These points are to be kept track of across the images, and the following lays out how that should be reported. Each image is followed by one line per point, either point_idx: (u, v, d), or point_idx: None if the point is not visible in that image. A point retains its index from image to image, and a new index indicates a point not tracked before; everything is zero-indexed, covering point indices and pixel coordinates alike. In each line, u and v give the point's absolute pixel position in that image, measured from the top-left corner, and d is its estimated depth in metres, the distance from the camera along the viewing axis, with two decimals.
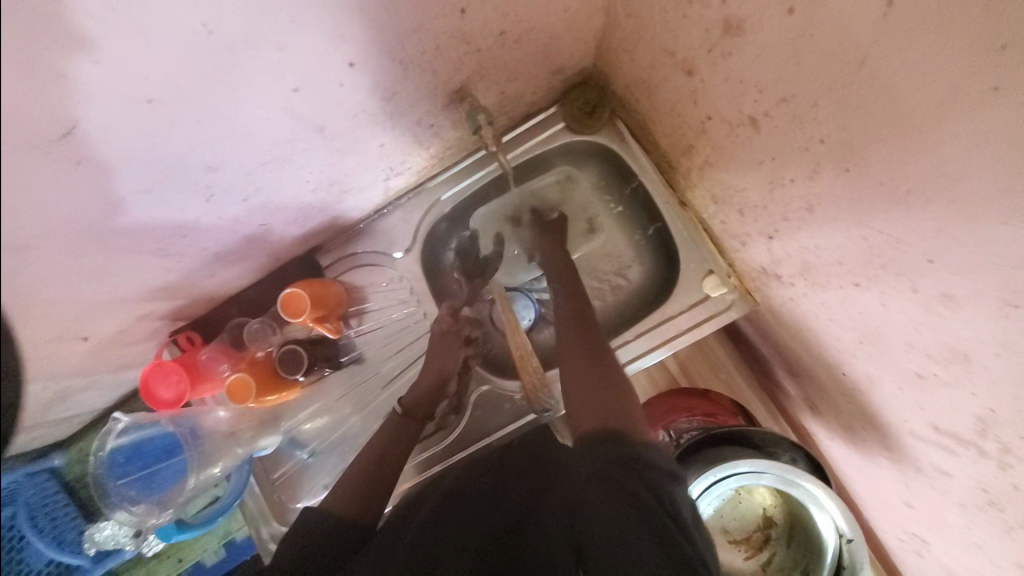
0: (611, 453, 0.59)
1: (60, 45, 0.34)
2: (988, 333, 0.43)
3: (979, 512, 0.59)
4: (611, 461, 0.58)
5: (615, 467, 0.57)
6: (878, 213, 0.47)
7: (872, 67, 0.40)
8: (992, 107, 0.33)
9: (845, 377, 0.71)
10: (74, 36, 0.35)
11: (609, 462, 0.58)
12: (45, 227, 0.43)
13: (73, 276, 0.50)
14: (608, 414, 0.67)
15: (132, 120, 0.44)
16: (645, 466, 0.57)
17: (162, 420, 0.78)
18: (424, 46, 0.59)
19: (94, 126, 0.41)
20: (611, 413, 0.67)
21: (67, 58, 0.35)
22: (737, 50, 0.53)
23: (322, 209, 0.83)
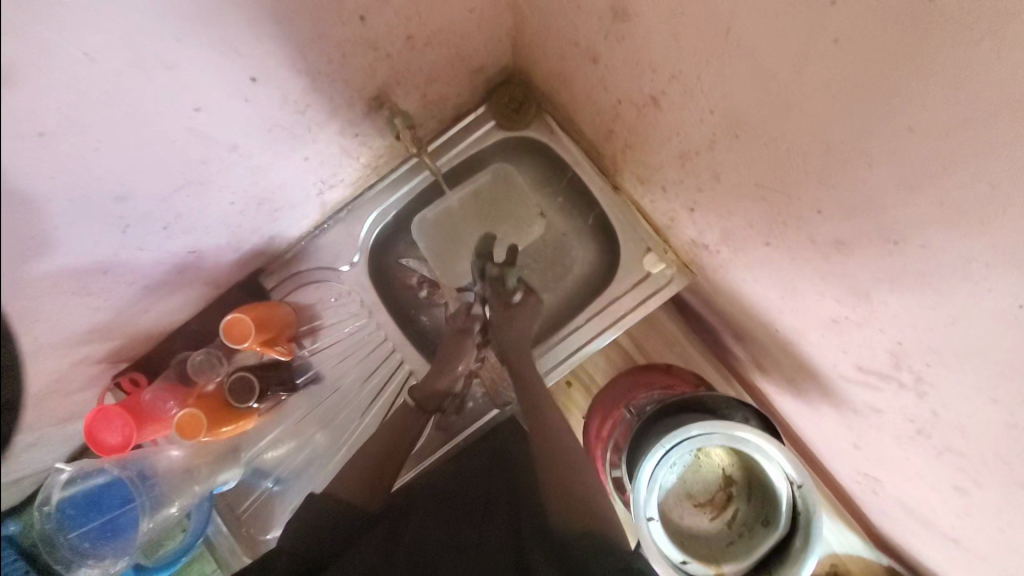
0: (608, 552, 0.54)
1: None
2: (881, 273, 0.47)
3: (911, 442, 0.63)
4: (608, 565, 0.53)
5: (610, 571, 0.52)
6: (771, 171, 0.51)
7: (739, 34, 0.42)
8: (840, 51, 0.36)
9: (778, 333, 0.74)
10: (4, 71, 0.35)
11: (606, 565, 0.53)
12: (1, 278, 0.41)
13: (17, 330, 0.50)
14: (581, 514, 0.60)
15: (27, 159, 0.41)
16: (636, 570, 0.53)
17: (108, 465, 0.76)
18: (328, 55, 0.59)
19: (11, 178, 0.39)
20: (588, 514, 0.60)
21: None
22: (627, 34, 0.56)
23: (255, 231, 0.82)
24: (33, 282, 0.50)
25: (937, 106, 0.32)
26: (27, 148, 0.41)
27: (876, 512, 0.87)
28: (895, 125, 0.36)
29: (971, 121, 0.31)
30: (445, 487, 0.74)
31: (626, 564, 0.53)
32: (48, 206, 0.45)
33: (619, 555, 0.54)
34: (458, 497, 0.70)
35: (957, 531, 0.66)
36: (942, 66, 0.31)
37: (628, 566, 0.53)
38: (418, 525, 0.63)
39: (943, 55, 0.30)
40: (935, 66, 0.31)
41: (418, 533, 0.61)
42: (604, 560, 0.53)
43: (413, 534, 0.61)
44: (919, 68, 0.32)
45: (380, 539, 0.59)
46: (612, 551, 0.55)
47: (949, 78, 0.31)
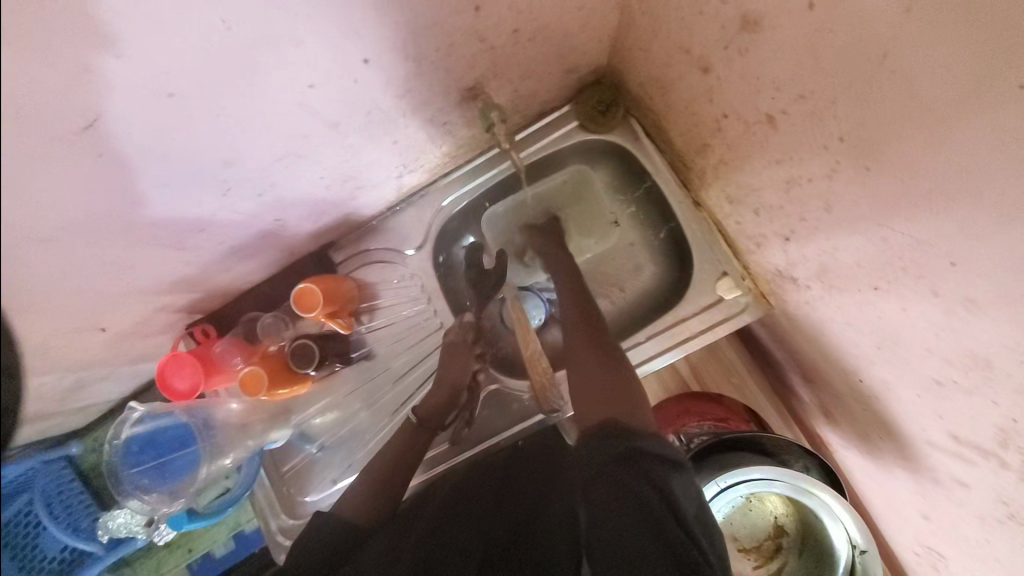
0: (611, 441, 0.61)
1: (87, 40, 0.35)
2: (1010, 340, 0.42)
3: (999, 527, 0.57)
4: (612, 453, 0.60)
5: (614, 459, 0.59)
6: (899, 213, 0.46)
7: (894, 62, 0.39)
8: (915, 92, 0.38)
9: (861, 383, 0.69)
10: (99, 32, 0.35)
11: (610, 456, 0.59)
12: (61, 217, 0.45)
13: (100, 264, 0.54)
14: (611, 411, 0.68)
15: (148, 116, 0.44)
16: (643, 456, 0.59)
17: (176, 410, 0.79)
18: (437, 43, 0.59)
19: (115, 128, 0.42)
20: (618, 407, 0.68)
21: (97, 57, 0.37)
22: (754, 46, 0.52)
23: (336, 206, 0.83)
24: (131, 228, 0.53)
25: None
26: (147, 103, 0.43)
27: None
28: None
29: None
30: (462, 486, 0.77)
31: (630, 449, 0.59)
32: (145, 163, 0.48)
33: (621, 439, 0.61)
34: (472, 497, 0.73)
35: None
36: None
37: (630, 450, 0.59)
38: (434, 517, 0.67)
39: None
40: None
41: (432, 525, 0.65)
42: (609, 448, 0.60)
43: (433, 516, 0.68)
44: None
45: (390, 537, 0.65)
46: (615, 438, 0.62)
47: None
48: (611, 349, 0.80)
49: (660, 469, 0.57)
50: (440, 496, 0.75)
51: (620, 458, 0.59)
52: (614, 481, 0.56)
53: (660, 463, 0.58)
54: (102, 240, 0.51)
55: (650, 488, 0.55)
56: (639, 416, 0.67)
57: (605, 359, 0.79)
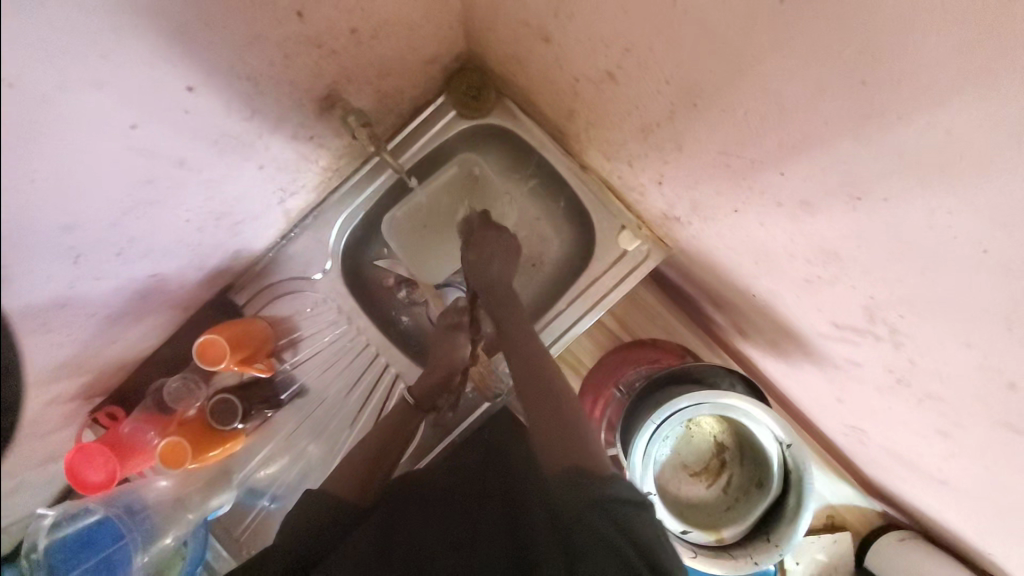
0: (584, 488, 0.53)
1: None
2: (848, 230, 0.47)
3: (891, 390, 0.64)
4: (583, 501, 0.52)
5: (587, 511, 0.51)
6: (734, 138, 0.50)
7: (686, 3, 0.42)
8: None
9: (756, 297, 0.75)
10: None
11: (582, 497, 0.52)
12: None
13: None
14: (566, 455, 0.59)
15: None
16: (616, 500, 0.51)
17: (92, 504, 0.73)
18: (269, 57, 0.57)
19: None
20: (571, 449, 0.60)
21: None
22: (577, 10, 0.54)
23: (217, 248, 0.79)
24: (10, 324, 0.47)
25: (875, 59, 0.33)
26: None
27: (863, 460, 0.89)
28: (848, 81, 0.35)
29: (917, 69, 0.31)
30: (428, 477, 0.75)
31: (600, 497, 0.51)
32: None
33: (597, 485, 0.53)
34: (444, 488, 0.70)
35: (945, 473, 0.68)
36: (881, 22, 0.31)
37: (603, 499, 0.51)
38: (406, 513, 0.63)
39: (879, 10, 0.30)
40: (872, 22, 0.31)
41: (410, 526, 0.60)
42: (578, 495, 0.52)
43: (404, 529, 0.60)
44: (858, 22, 0.32)
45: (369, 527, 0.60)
46: (587, 487, 0.53)
47: (890, 34, 0.31)
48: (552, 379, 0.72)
49: (635, 514, 0.50)
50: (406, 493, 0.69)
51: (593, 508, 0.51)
52: (588, 531, 0.50)
53: (633, 508, 0.51)
54: None
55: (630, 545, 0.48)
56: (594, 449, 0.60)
57: (549, 389, 0.71)
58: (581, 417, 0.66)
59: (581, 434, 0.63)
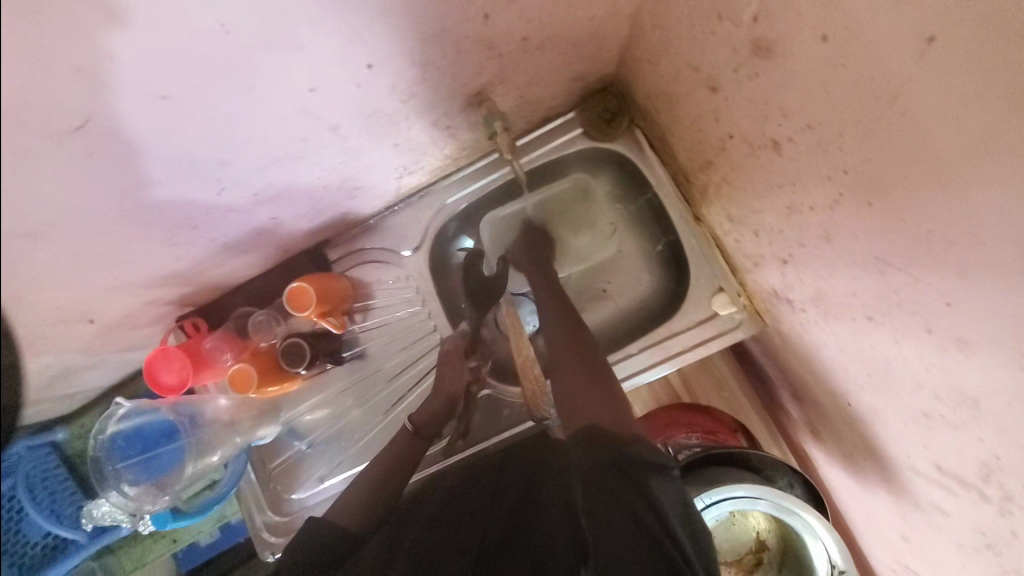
0: (605, 452, 0.66)
1: (108, 20, 0.34)
2: (999, 383, 0.42)
3: (977, 556, 0.58)
4: (604, 461, 0.65)
5: (607, 469, 0.64)
6: (901, 251, 0.46)
7: (904, 103, 0.38)
8: None
9: (850, 407, 0.70)
10: (114, 11, 0.34)
11: (608, 475, 0.63)
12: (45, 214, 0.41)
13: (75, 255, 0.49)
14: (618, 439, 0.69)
15: (141, 116, 0.43)
16: (633, 465, 0.64)
17: (162, 408, 0.78)
18: (444, 50, 0.58)
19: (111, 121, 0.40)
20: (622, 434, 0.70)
21: (105, 35, 0.35)
22: (764, 72, 0.52)
23: (332, 205, 0.82)
24: (139, 211, 0.52)
25: None
26: (136, 103, 0.41)
27: None
28: None
29: None
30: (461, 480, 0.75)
31: (618, 459, 0.65)
32: (150, 148, 0.46)
33: (613, 448, 0.67)
34: (471, 488, 0.71)
35: None
36: None
37: (620, 461, 0.65)
38: (422, 514, 0.65)
39: None
40: None
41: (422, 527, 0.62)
42: (600, 458, 0.66)
43: (418, 531, 0.61)
44: None
45: (383, 535, 0.63)
46: (605, 449, 0.67)
47: None
48: (605, 370, 0.84)
49: (653, 479, 0.63)
50: (433, 495, 0.70)
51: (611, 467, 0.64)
52: (607, 488, 0.62)
53: (650, 471, 0.64)
54: (87, 232, 0.48)
55: (635, 490, 0.61)
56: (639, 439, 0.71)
57: (597, 375, 0.82)
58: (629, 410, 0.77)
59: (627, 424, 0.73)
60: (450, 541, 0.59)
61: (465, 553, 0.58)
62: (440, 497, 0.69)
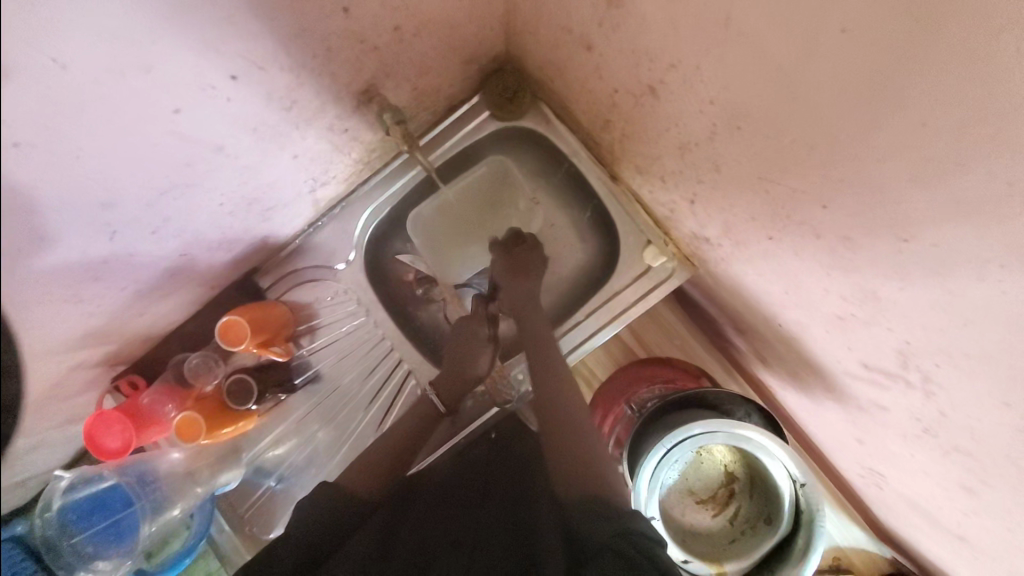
0: (607, 519, 0.53)
1: None
2: (890, 272, 0.44)
3: (918, 440, 0.61)
4: (605, 532, 0.51)
5: (607, 539, 0.50)
6: (777, 165, 0.48)
7: (738, 23, 0.40)
8: (874, 82, 0.34)
9: (782, 327, 0.73)
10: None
11: (605, 532, 0.51)
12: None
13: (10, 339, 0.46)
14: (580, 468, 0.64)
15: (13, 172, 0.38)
16: (637, 534, 0.51)
17: (106, 471, 0.74)
18: (313, 50, 0.57)
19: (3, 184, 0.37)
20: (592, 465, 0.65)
21: None
22: (623, 21, 0.54)
23: (246, 232, 0.80)
24: (37, 275, 0.48)
25: (939, 102, 0.31)
26: (13, 164, 0.37)
27: (879, 504, 0.86)
28: (907, 119, 0.33)
29: (979, 118, 0.29)
30: (435, 478, 0.75)
31: (626, 529, 0.51)
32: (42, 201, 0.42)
33: (620, 518, 0.53)
34: (448, 488, 0.70)
35: (963, 527, 0.64)
36: (941, 67, 0.30)
37: (628, 531, 0.51)
38: (415, 516, 0.62)
39: (945, 49, 0.29)
40: (934, 62, 0.30)
41: (415, 530, 0.59)
42: (601, 530, 0.52)
43: (410, 530, 0.59)
44: (913, 60, 0.31)
45: (376, 527, 0.59)
46: (611, 518, 0.53)
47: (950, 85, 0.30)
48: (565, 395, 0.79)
49: (657, 547, 0.50)
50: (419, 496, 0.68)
51: (614, 535, 0.50)
52: (611, 553, 0.48)
53: (653, 542, 0.50)
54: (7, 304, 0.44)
55: (642, 556, 0.48)
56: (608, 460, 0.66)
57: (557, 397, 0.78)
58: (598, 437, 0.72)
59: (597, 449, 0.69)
60: (438, 542, 0.58)
61: (459, 547, 0.56)
62: (420, 498, 0.68)
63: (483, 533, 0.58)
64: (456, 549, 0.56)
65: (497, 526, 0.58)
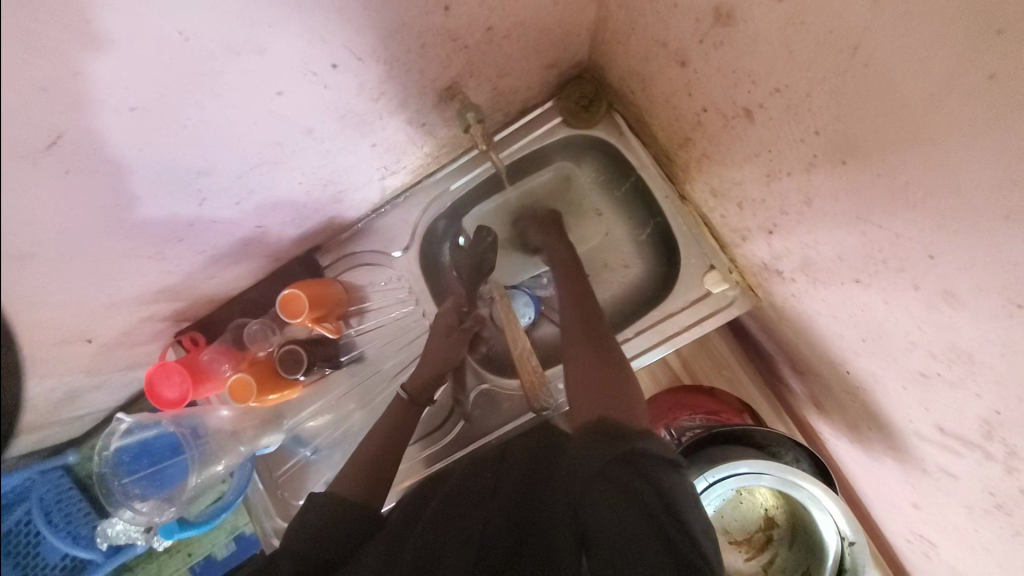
0: (615, 441, 0.61)
1: (68, 34, 0.33)
2: (992, 334, 0.41)
3: (987, 516, 0.56)
4: (616, 486, 0.54)
5: (620, 493, 0.53)
6: (879, 207, 0.45)
7: (867, 54, 0.38)
8: (1009, 141, 0.31)
9: (848, 375, 0.69)
10: (90, 34, 0.34)
11: (609, 455, 0.59)
12: (38, 235, 0.41)
13: (61, 290, 0.49)
14: (605, 406, 0.69)
15: (120, 131, 0.43)
16: (640, 457, 0.58)
17: (164, 420, 0.78)
18: (408, 45, 0.58)
19: (89, 137, 0.40)
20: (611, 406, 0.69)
21: (79, 55, 0.35)
22: (729, 40, 0.52)
23: (317, 211, 0.83)
24: (127, 228, 0.52)
25: None
26: (115, 121, 0.41)
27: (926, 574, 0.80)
28: None
29: None
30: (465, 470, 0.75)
31: (636, 483, 0.55)
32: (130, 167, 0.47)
33: (627, 441, 0.61)
34: (472, 476, 0.70)
35: None
36: None
37: (631, 454, 0.58)
38: (433, 509, 0.61)
39: None
40: None
41: (430, 522, 0.58)
42: (612, 483, 0.55)
43: (427, 525, 0.58)
44: None
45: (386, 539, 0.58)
46: (618, 443, 0.61)
47: None
48: (606, 337, 0.82)
49: (659, 470, 0.58)
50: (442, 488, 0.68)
51: (626, 492, 0.53)
52: (613, 479, 0.55)
53: (656, 465, 0.58)
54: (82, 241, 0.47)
55: (645, 486, 0.54)
56: (628, 408, 0.70)
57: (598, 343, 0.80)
58: (630, 385, 0.74)
59: (623, 394, 0.72)
60: (453, 530, 0.55)
61: (469, 543, 0.53)
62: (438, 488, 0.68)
63: (493, 515, 0.57)
64: (470, 540, 0.53)
65: (517, 510, 0.58)
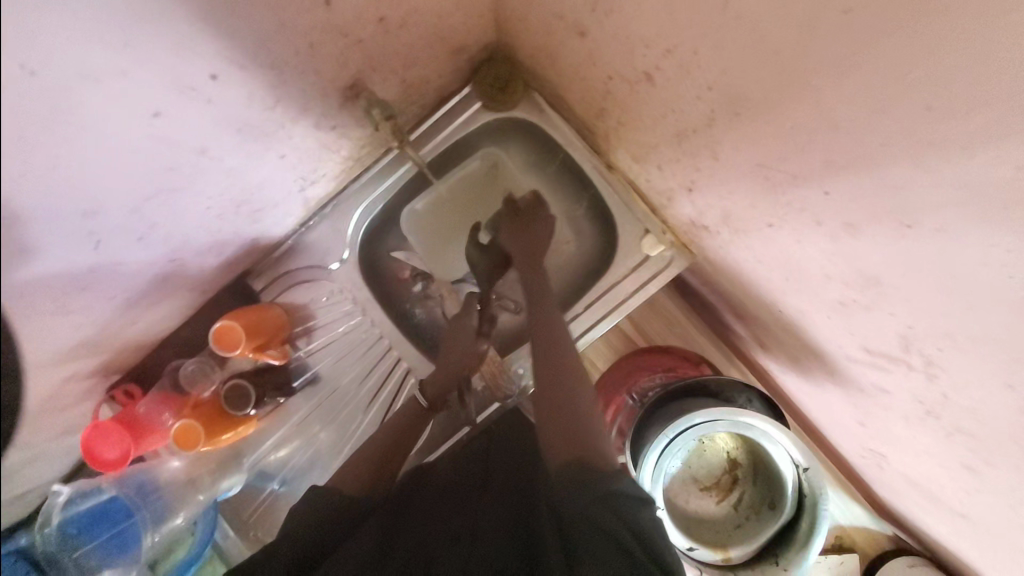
0: (594, 482, 0.52)
1: None
2: (893, 256, 0.44)
3: (922, 422, 0.60)
4: (589, 498, 0.50)
5: (593, 504, 0.50)
6: (777, 152, 0.47)
7: (737, 6, 0.39)
8: (874, 69, 0.33)
9: (781, 313, 0.72)
10: None
11: (588, 498, 0.50)
12: None
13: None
14: (573, 445, 0.58)
15: None
16: (622, 498, 0.50)
17: (106, 483, 0.73)
18: (295, 46, 0.56)
19: None
20: (580, 442, 0.58)
21: None
22: (616, 5, 0.52)
23: (237, 234, 0.79)
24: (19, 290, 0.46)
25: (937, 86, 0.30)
26: None
27: (880, 484, 0.86)
28: (912, 102, 0.32)
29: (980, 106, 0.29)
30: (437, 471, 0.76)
31: (607, 494, 0.50)
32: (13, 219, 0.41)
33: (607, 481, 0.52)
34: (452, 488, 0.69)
35: (965, 506, 0.64)
36: (942, 50, 0.29)
37: (611, 497, 0.50)
38: (415, 517, 0.61)
39: (939, 34, 0.28)
40: (930, 47, 0.29)
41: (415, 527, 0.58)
42: (585, 497, 0.51)
43: (411, 530, 0.58)
44: (912, 44, 0.30)
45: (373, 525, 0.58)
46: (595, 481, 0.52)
47: (944, 72, 0.29)
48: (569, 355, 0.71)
49: (638, 507, 0.50)
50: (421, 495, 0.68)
51: (598, 502, 0.50)
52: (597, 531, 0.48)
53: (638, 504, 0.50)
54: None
55: (631, 534, 0.47)
56: (594, 439, 0.59)
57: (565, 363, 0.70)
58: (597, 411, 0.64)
59: (590, 427, 0.61)
60: (440, 535, 0.56)
61: (457, 542, 0.54)
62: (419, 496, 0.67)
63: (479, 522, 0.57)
64: (454, 542, 0.54)
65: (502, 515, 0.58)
